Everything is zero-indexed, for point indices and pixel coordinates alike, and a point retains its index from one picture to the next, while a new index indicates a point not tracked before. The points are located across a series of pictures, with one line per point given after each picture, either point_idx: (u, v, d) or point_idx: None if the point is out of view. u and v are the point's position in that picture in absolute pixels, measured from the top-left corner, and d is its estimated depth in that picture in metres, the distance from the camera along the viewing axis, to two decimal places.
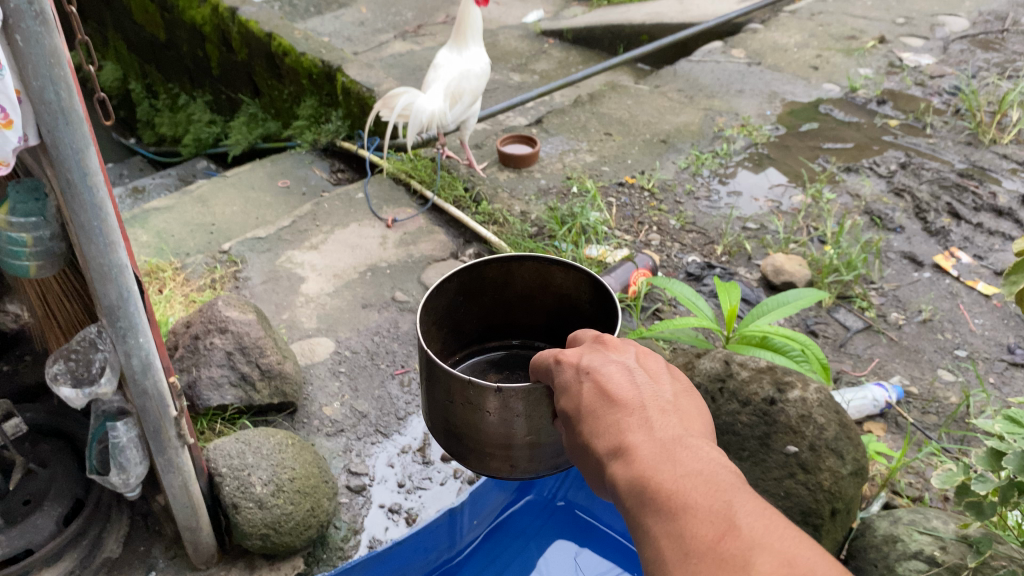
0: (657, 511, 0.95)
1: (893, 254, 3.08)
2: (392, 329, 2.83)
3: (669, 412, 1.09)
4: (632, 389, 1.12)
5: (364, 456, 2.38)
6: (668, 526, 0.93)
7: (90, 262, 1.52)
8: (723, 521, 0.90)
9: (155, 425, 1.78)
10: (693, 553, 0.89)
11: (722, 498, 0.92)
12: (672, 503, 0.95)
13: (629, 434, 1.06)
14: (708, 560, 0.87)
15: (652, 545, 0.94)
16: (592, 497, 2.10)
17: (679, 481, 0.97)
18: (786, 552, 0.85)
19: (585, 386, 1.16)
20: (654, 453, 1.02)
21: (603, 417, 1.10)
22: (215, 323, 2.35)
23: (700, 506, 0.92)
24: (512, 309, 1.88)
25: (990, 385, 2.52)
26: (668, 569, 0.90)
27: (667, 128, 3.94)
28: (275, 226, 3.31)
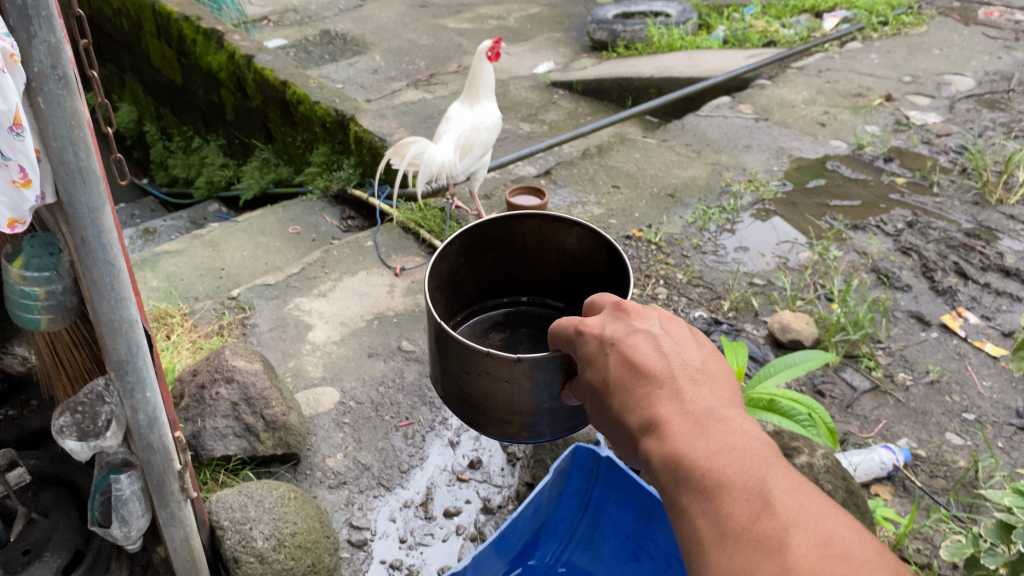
0: (692, 490, 0.98)
1: (900, 313, 3.08)
2: (397, 379, 2.83)
3: (698, 383, 1.11)
4: (660, 360, 1.15)
5: (366, 510, 2.37)
6: (702, 503, 0.96)
7: (101, 317, 1.53)
8: (758, 498, 0.92)
9: (159, 479, 1.77)
10: (730, 533, 0.92)
11: (757, 475, 0.95)
12: (705, 480, 0.98)
13: (660, 409, 1.09)
14: (744, 542, 0.90)
15: (688, 524, 0.97)
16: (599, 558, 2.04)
17: (712, 457, 0.99)
18: (822, 530, 0.87)
19: (612, 359, 1.19)
20: (686, 428, 1.05)
21: (634, 392, 1.14)
22: (222, 372, 2.35)
23: (734, 482, 0.95)
24: (513, 267, 1.96)
25: (998, 450, 2.50)
26: (705, 550, 0.93)
27: (675, 182, 3.97)
28: (284, 273, 3.33)
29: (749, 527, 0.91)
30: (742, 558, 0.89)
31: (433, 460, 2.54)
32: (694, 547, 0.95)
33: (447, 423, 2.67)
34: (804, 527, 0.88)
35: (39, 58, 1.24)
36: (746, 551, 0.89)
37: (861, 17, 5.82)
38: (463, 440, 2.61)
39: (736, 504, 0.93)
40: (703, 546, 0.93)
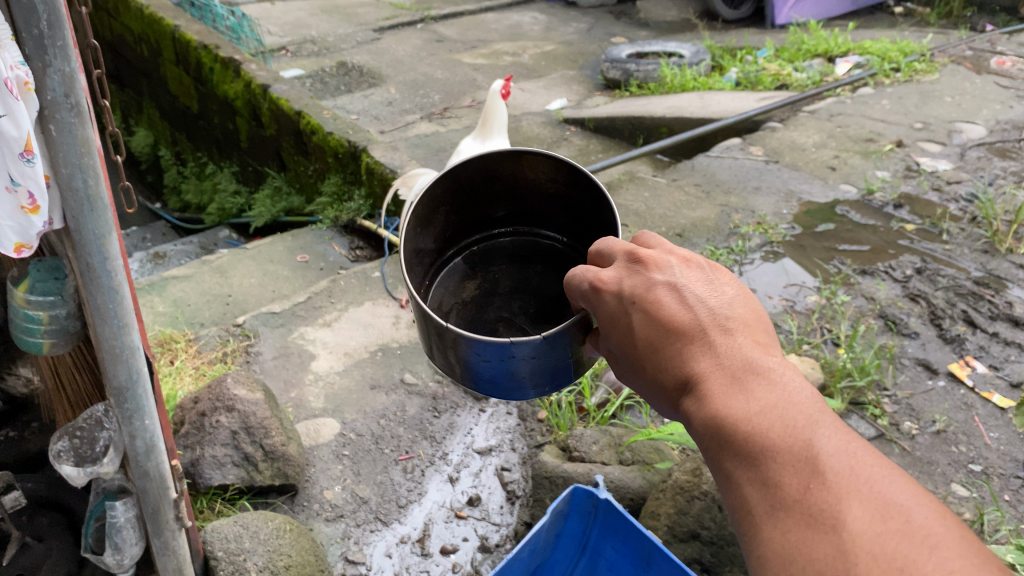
0: (738, 458, 1.03)
1: (907, 360, 3.06)
2: (399, 412, 2.82)
3: (729, 336, 1.14)
4: (688, 315, 1.16)
5: (362, 544, 2.35)
6: (751, 473, 1.01)
7: (102, 343, 1.53)
8: (807, 467, 0.97)
9: (153, 507, 1.77)
10: (783, 505, 0.97)
11: (802, 438, 1.00)
12: (753, 447, 1.02)
13: (697, 367, 1.13)
14: (798, 514, 0.95)
15: (737, 491, 1.02)
16: None
17: (755, 421, 1.04)
18: (875, 497, 0.93)
19: (636, 318, 1.19)
20: (725, 388, 1.09)
21: (667, 351, 1.16)
22: (223, 401, 2.35)
23: (783, 450, 1.00)
24: (477, 199, 1.74)
25: (1005, 503, 2.46)
26: (757, 518, 0.98)
27: (683, 222, 3.97)
28: (290, 302, 3.34)
29: (800, 500, 0.96)
30: (798, 529, 0.94)
31: (431, 495, 2.52)
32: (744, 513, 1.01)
33: (448, 458, 2.66)
34: (855, 497, 0.93)
35: (53, 86, 1.25)
36: (801, 524, 0.94)
37: (873, 63, 5.86)
38: (463, 475, 2.60)
39: (788, 474, 0.98)
40: (755, 514, 0.99)
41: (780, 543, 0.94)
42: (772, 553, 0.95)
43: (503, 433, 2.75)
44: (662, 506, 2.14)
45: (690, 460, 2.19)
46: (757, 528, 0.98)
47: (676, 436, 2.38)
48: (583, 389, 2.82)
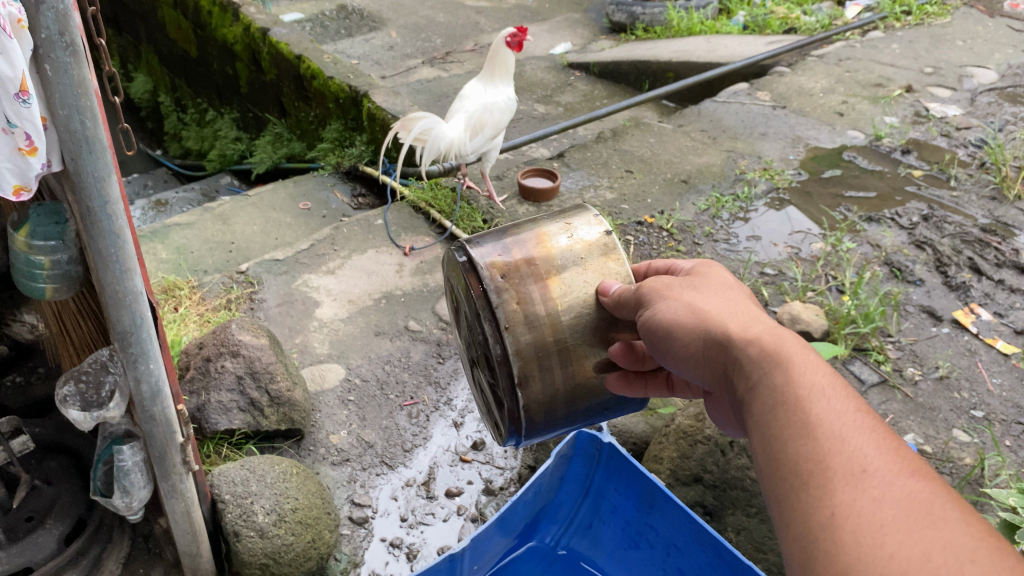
0: (821, 414, 1.06)
1: (911, 307, 3.06)
2: (403, 359, 2.83)
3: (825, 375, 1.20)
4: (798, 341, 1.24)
5: (369, 487, 2.38)
6: (840, 429, 1.03)
7: (106, 288, 1.53)
8: (907, 462, 0.98)
9: (161, 451, 1.78)
10: (872, 475, 0.96)
11: (903, 448, 1.02)
12: (842, 412, 1.05)
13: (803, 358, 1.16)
14: (898, 485, 0.94)
15: (821, 447, 1.01)
16: (598, 542, 2.07)
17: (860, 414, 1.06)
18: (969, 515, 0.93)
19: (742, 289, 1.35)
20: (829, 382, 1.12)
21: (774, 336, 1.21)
22: (227, 346, 2.35)
23: (884, 442, 1.01)
24: None
25: (1006, 448, 2.47)
26: (844, 474, 0.97)
27: (688, 168, 3.93)
28: (293, 249, 3.33)
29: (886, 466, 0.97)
30: (893, 495, 0.93)
31: (436, 440, 2.55)
32: (816, 461, 1.01)
33: (452, 404, 2.68)
34: (940, 491, 0.95)
35: (47, 24, 1.23)
36: (897, 494, 0.93)
37: (884, 5, 5.74)
38: (467, 421, 2.63)
39: (877, 446, 1.01)
40: (837, 469, 0.98)
41: (869, 501, 0.93)
42: (853, 496, 0.95)
43: None
44: (665, 450, 2.15)
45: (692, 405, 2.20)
46: (834, 479, 0.97)
47: None
48: None
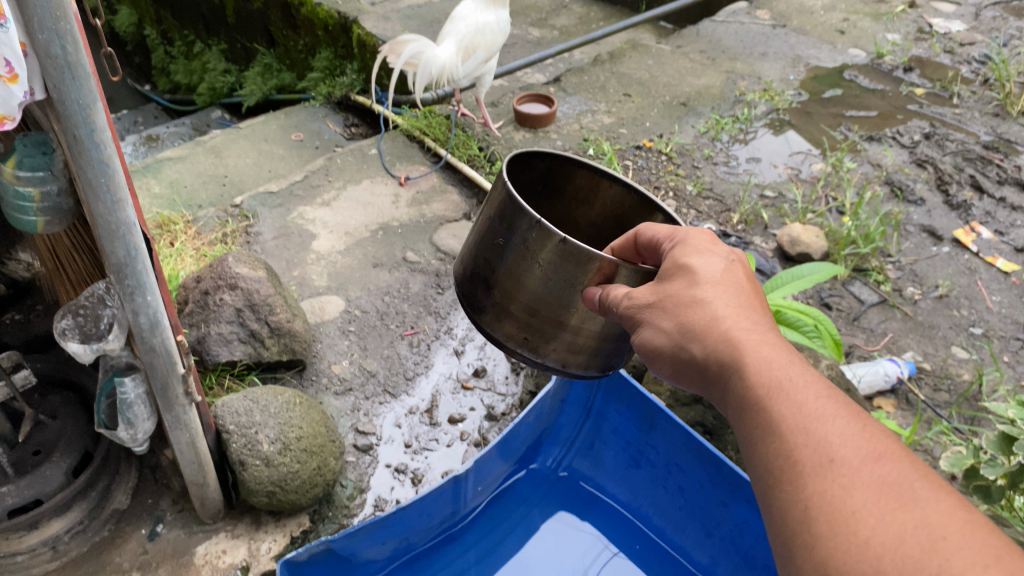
0: (793, 408, 1.04)
1: (912, 227, 3.04)
2: (402, 290, 2.82)
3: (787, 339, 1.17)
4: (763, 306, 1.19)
5: (372, 416, 2.40)
6: (804, 420, 1.02)
7: (98, 219, 1.51)
8: (871, 441, 0.99)
9: (162, 382, 1.78)
10: (840, 462, 0.97)
11: (862, 422, 1.02)
12: (805, 398, 1.05)
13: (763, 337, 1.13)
14: (863, 472, 0.95)
15: (789, 442, 1.01)
16: (600, 463, 2.09)
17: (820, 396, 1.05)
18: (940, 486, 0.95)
19: (723, 273, 1.19)
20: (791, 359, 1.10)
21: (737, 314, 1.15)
22: (225, 279, 2.33)
23: (847, 423, 1.01)
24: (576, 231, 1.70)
25: (1004, 364, 2.48)
26: (812, 468, 0.98)
27: (687, 91, 3.86)
28: (287, 181, 3.29)
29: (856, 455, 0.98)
30: (861, 485, 0.94)
31: (438, 369, 2.57)
32: (790, 456, 1.01)
33: (452, 334, 2.69)
34: (912, 470, 0.95)
35: None
36: (866, 483, 0.94)
37: None
38: (467, 349, 2.64)
39: (844, 432, 1.00)
40: (805, 463, 0.99)
41: (841, 495, 0.94)
42: (826, 492, 0.95)
43: None
44: None
45: None
46: (805, 473, 0.98)
47: None
48: None
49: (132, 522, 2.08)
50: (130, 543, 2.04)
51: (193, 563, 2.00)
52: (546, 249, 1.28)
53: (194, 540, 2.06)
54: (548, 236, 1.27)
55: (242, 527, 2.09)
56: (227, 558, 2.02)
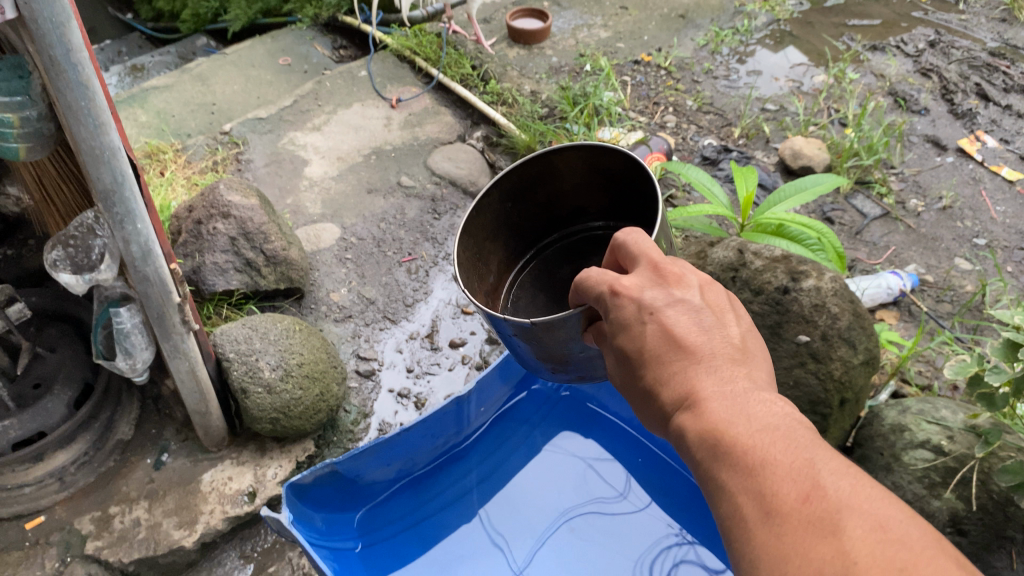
0: (733, 468, 0.85)
1: (916, 137, 2.98)
2: (399, 215, 2.78)
3: (738, 361, 0.95)
4: (701, 334, 0.97)
5: (373, 342, 2.39)
6: (741, 480, 0.84)
7: (81, 144, 1.46)
8: (806, 482, 0.80)
9: (158, 312, 1.76)
10: (777, 518, 0.79)
11: (802, 455, 0.83)
12: (741, 454, 0.85)
13: (699, 383, 0.93)
14: (794, 523, 0.77)
15: (729, 505, 0.83)
16: (599, 387, 1.94)
17: (755, 437, 0.85)
18: (877, 514, 0.75)
19: (649, 330, 0.98)
20: (728, 402, 0.90)
21: (666, 365, 0.96)
22: (217, 208, 2.28)
23: (783, 467, 0.82)
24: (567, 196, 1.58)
25: (1008, 274, 2.46)
26: (748, 530, 0.80)
27: (685, 3, 3.75)
28: (276, 106, 3.21)
29: (796, 507, 0.78)
30: (794, 540, 0.76)
31: (437, 294, 2.55)
32: (734, 524, 0.82)
33: (451, 258, 2.66)
34: (847, 504, 0.77)
35: None
36: (799, 534, 0.76)
37: None
38: None
39: (778, 481, 0.81)
40: (747, 523, 0.81)
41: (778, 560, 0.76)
42: (766, 568, 0.77)
43: None
44: None
45: (694, 246, 2.06)
46: (746, 537, 0.80)
47: (677, 223, 2.32)
48: None
49: (137, 452, 2.09)
50: (136, 472, 2.05)
51: (199, 491, 2.01)
52: (533, 334, 1.18)
53: (199, 468, 2.06)
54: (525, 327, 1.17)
55: (246, 454, 2.10)
56: (233, 485, 2.02)
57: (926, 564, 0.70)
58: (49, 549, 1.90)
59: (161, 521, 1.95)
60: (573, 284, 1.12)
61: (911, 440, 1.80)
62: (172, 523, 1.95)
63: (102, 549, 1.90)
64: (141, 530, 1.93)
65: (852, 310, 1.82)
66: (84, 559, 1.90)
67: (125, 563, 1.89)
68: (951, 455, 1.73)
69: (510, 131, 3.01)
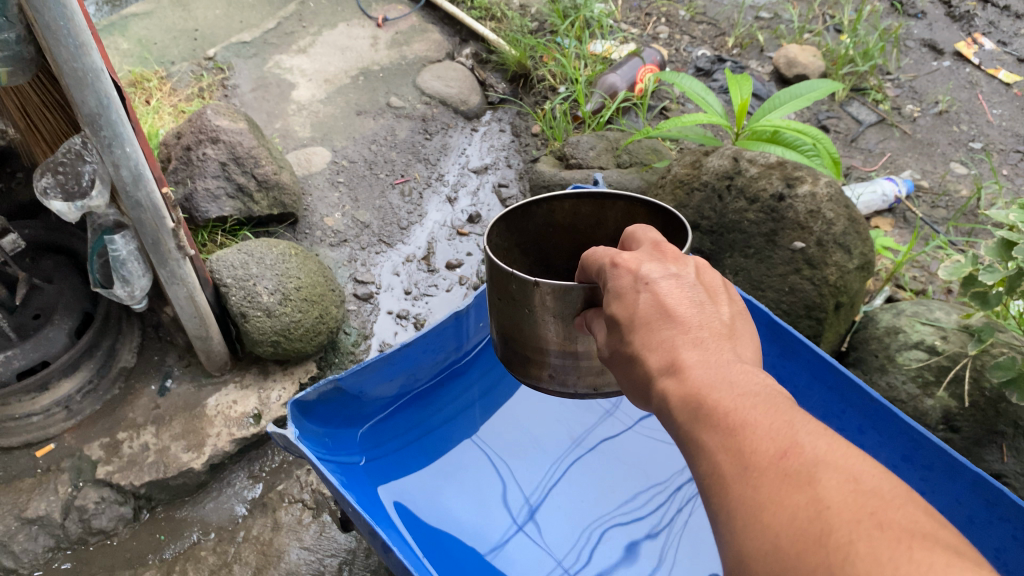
0: (711, 429, 0.76)
1: (912, 42, 2.94)
2: (389, 137, 2.75)
3: (729, 338, 0.87)
4: (694, 307, 0.89)
5: (369, 266, 2.39)
6: (719, 437, 0.74)
7: (63, 67, 1.43)
8: (787, 438, 0.71)
9: (153, 238, 1.76)
10: (754, 472, 0.70)
11: (784, 416, 0.73)
12: (722, 412, 0.76)
13: (686, 351, 0.84)
14: (770, 478, 0.68)
15: (705, 463, 0.74)
16: None
17: (738, 399, 0.76)
18: (857, 471, 0.67)
19: (642, 297, 0.91)
20: (717, 367, 0.81)
21: (656, 332, 0.88)
22: (206, 133, 2.27)
23: (763, 426, 0.73)
24: None
25: (1003, 178, 2.44)
26: (724, 487, 0.71)
27: None
28: (260, 29, 3.14)
29: (774, 463, 0.69)
30: (768, 495, 0.68)
31: (432, 217, 2.54)
32: (712, 481, 0.73)
33: (444, 180, 2.66)
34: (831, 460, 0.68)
35: None
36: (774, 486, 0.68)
37: None
38: (461, 196, 2.61)
39: (758, 436, 0.72)
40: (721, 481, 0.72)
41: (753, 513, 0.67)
42: (738, 524, 0.68)
43: (497, 151, 2.76)
44: (661, 201, 2.05)
45: (688, 154, 2.05)
46: (718, 492, 0.71)
47: (671, 134, 2.31)
48: (578, 96, 2.69)
49: (141, 379, 2.12)
50: (142, 399, 2.08)
51: (205, 415, 2.04)
52: (533, 296, 1.12)
53: (204, 392, 2.09)
54: (527, 285, 1.11)
55: (249, 378, 2.12)
56: (238, 408, 2.05)
57: (903, 514, 0.62)
58: (61, 474, 1.93)
59: (169, 444, 1.98)
60: (579, 262, 1.07)
61: (906, 341, 1.82)
62: (181, 446, 1.98)
63: (113, 473, 1.93)
64: (150, 454, 1.96)
65: (848, 216, 1.81)
66: (95, 484, 1.93)
67: (136, 486, 1.93)
68: (945, 354, 1.75)
69: (500, 47, 2.96)
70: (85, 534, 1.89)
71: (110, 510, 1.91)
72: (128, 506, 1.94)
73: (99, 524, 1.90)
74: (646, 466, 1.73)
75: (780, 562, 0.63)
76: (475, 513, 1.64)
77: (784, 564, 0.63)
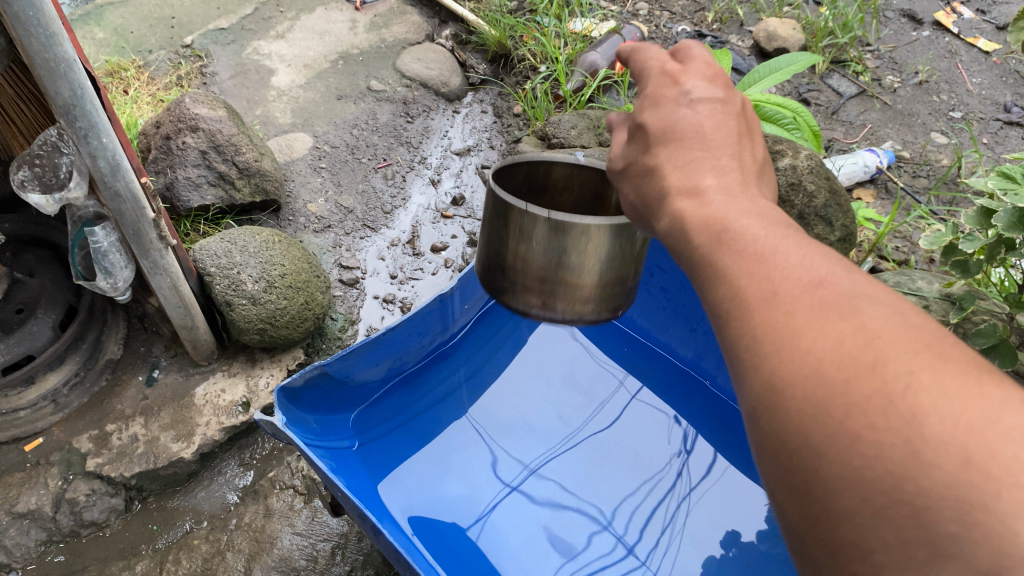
0: (738, 251, 0.68)
1: (891, 13, 2.95)
2: (371, 121, 2.74)
3: (762, 171, 0.77)
4: (732, 133, 0.78)
5: (354, 251, 2.38)
6: (748, 264, 0.67)
7: (35, 58, 1.41)
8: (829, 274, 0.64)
9: (134, 229, 1.75)
10: (794, 303, 0.63)
11: (819, 248, 0.67)
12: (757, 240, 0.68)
13: (715, 174, 0.75)
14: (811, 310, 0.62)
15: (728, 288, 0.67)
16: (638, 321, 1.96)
17: (769, 229, 0.69)
18: (899, 307, 0.62)
19: (682, 114, 0.79)
20: (748, 196, 0.72)
21: (689, 150, 0.77)
22: (185, 121, 2.24)
23: (798, 259, 0.65)
24: None
25: (983, 146, 2.46)
26: (753, 318, 0.64)
27: None
28: (237, 15, 3.11)
29: (809, 293, 0.63)
30: (808, 326, 0.61)
31: (416, 200, 2.54)
32: (732, 307, 0.66)
33: (427, 162, 2.65)
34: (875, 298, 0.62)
35: None
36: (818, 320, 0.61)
37: None
38: (444, 178, 2.61)
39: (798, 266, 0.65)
40: (750, 306, 0.65)
41: (795, 347, 0.61)
42: (771, 360, 0.62)
43: (480, 133, 2.75)
44: None
45: None
46: (747, 326, 0.64)
47: None
48: (558, 75, 2.68)
49: (129, 371, 2.11)
50: (130, 390, 2.07)
51: (194, 404, 2.04)
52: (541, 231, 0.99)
53: (192, 382, 2.09)
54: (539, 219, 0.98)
55: (237, 366, 2.12)
56: (226, 397, 2.05)
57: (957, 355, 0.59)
58: (51, 468, 1.93)
59: (158, 435, 1.98)
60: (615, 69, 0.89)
61: None
62: (170, 436, 1.98)
63: (103, 465, 1.93)
64: (140, 445, 1.97)
65: (828, 188, 1.82)
66: (86, 476, 1.93)
67: (127, 477, 1.93)
68: None
69: (480, 27, 2.95)
70: (78, 527, 1.89)
71: (102, 502, 1.92)
72: (119, 497, 1.94)
73: (91, 516, 1.90)
74: (636, 450, 1.78)
75: (823, 385, 0.59)
76: (473, 494, 1.65)
77: (829, 387, 0.58)
